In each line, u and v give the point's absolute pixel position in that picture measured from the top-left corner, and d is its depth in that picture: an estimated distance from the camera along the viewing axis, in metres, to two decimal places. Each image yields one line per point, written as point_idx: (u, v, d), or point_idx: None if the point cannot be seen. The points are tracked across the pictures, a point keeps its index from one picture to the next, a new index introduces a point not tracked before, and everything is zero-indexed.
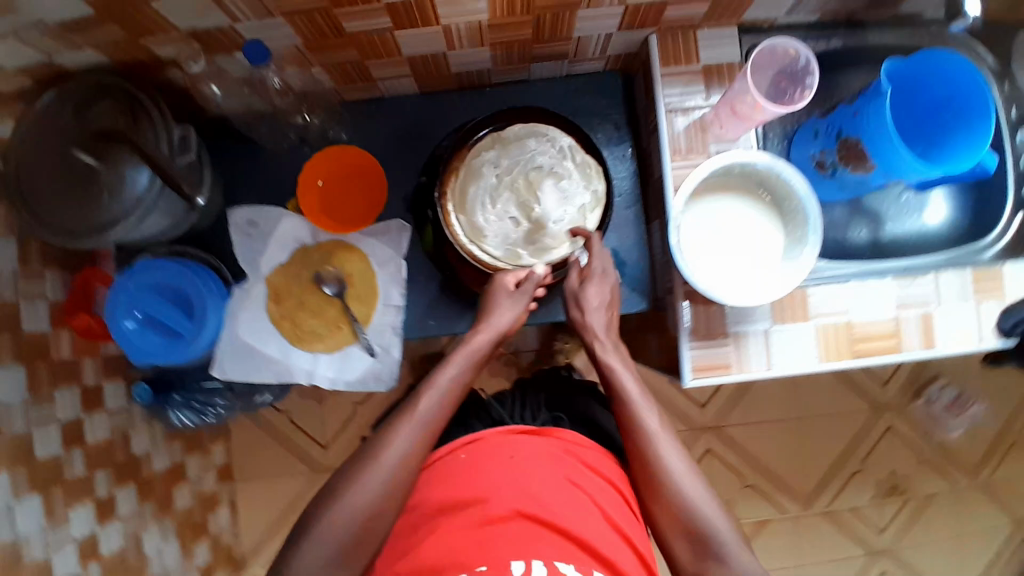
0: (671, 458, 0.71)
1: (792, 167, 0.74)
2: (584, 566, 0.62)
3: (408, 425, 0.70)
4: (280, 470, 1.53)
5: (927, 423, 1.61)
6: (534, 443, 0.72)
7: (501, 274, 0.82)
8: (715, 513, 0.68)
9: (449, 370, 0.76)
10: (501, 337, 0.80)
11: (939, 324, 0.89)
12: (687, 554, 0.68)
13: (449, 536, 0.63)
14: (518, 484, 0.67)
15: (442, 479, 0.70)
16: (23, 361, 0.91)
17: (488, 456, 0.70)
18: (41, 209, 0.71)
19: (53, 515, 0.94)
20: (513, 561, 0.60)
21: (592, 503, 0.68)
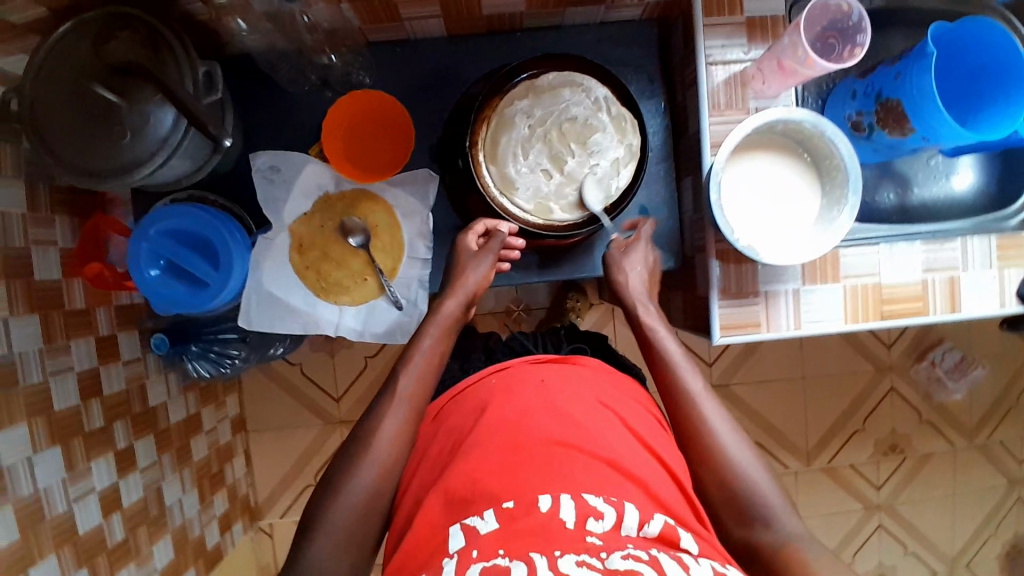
0: (714, 420, 0.73)
1: (838, 126, 0.72)
2: (614, 497, 0.61)
3: (396, 404, 0.72)
4: (292, 421, 1.55)
5: (929, 385, 1.64)
6: (561, 376, 0.75)
7: (462, 235, 0.83)
8: (756, 471, 0.70)
9: (426, 340, 0.77)
10: (471, 300, 0.82)
11: (964, 289, 0.89)
12: (728, 515, 0.69)
13: (478, 468, 0.64)
14: (548, 415, 0.68)
15: (469, 411, 0.73)
16: (38, 311, 0.90)
17: (516, 387, 0.73)
18: (59, 147, 0.68)
19: (73, 467, 0.94)
20: (539, 495, 0.60)
21: (621, 435, 0.69)
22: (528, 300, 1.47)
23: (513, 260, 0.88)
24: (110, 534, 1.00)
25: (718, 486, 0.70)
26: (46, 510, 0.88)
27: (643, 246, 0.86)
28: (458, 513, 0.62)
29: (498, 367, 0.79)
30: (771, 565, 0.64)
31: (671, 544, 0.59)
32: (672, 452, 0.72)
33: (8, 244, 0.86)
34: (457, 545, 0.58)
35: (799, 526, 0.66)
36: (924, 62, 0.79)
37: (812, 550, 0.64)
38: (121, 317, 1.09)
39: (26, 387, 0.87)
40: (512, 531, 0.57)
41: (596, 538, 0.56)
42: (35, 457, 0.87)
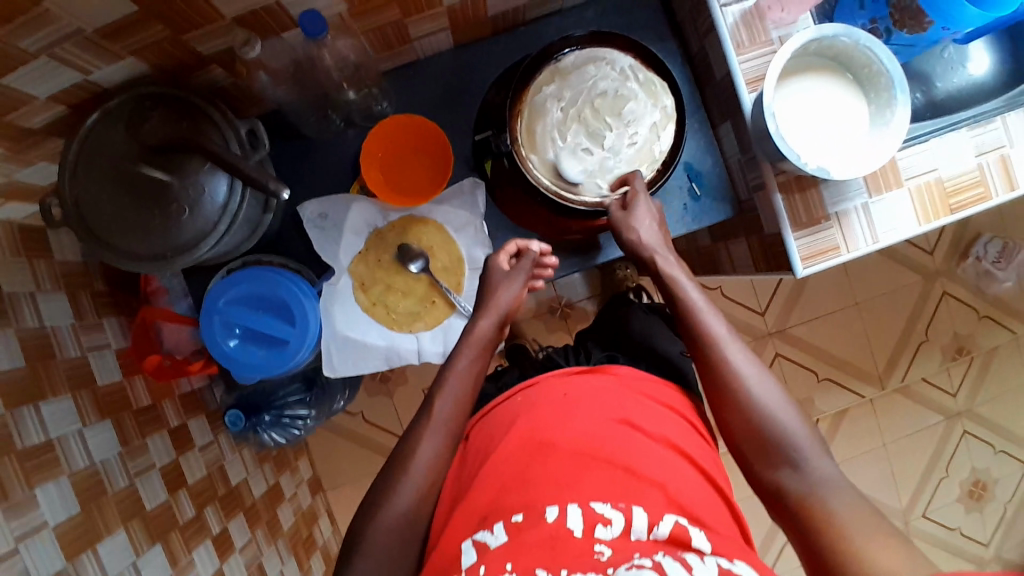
0: (742, 366, 0.72)
1: (874, 32, 0.72)
2: (623, 502, 0.61)
3: (431, 431, 0.71)
4: (367, 470, 1.53)
5: (978, 280, 1.61)
6: (588, 387, 0.74)
7: (493, 255, 0.83)
8: (788, 418, 0.69)
9: (461, 360, 0.77)
10: (504, 317, 0.81)
11: (1017, 164, 0.88)
12: (756, 456, 0.69)
13: (497, 488, 0.64)
14: (568, 428, 0.68)
15: (495, 429, 0.73)
16: (108, 416, 0.86)
17: (541, 403, 0.72)
18: (119, 241, 0.68)
19: (178, 563, 0.89)
20: (548, 506, 0.61)
21: (642, 439, 0.68)
22: (569, 295, 1.46)
23: (548, 278, 0.87)
24: None
25: (750, 435, 0.70)
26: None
27: (647, 203, 0.78)
28: (475, 526, 0.62)
29: (525, 383, 0.78)
30: (794, 512, 0.65)
31: (683, 544, 0.58)
32: (692, 444, 0.71)
33: (64, 355, 0.82)
34: (469, 562, 0.59)
35: (832, 471, 0.66)
36: None
37: (838, 496, 0.64)
38: (186, 405, 1.06)
39: (116, 493, 0.82)
40: (520, 544, 0.58)
41: (603, 548, 0.57)
42: (140, 560, 0.82)
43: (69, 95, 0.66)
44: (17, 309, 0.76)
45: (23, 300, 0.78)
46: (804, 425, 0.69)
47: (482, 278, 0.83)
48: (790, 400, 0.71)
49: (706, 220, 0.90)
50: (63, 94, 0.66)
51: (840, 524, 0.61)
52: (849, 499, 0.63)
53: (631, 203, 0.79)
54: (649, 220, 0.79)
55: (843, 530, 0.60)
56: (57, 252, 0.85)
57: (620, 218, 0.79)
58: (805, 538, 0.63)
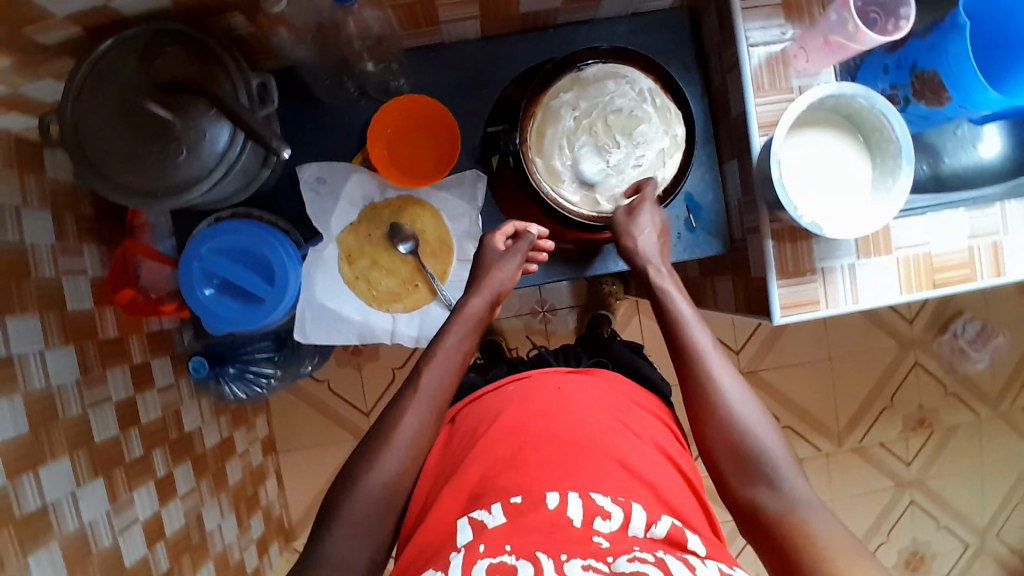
0: (724, 381, 0.70)
1: (889, 98, 0.73)
2: (622, 497, 0.61)
3: (415, 404, 0.70)
4: (324, 439, 1.52)
5: (951, 356, 1.63)
6: (579, 386, 0.75)
7: (490, 234, 0.82)
8: (767, 437, 0.67)
9: (450, 337, 0.75)
10: (497, 298, 0.80)
11: (1008, 253, 0.89)
12: (733, 471, 0.67)
13: (489, 469, 0.65)
14: (562, 420, 0.69)
15: (484, 415, 0.74)
16: (72, 342, 0.85)
17: (533, 397, 0.73)
18: (112, 171, 0.68)
19: (117, 500, 0.88)
20: (548, 492, 0.60)
21: (633, 440, 0.69)
22: (554, 301, 1.47)
23: (541, 262, 0.87)
24: (155, 565, 0.94)
25: (727, 449, 0.68)
26: (92, 544, 0.82)
27: (652, 208, 0.78)
28: (469, 507, 0.62)
29: (517, 375, 0.79)
30: (771, 531, 0.62)
31: (678, 545, 0.59)
32: (674, 447, 0.74)
33: (38, 274, 0.81)
34: (464, 539, 0.59)
35: (808, 493, 0.64)
36: (958, 32, 0.80)
37: (818, 520, 0.61)
38: (153, 343, 1.05)
39: (67, 421, 0.82)
40: (519, 526, 0.58)
41: (603, 539, 0.57)
42: (79, 491, 0.82)
43: (86, 18, 0.66)
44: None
45: (7, 212, 0.78)
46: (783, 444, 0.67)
47: (477, 257, 0.83)
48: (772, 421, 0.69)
49: (697, 252, 0.91)
50: (81, 15, 0.65)
51: (819, 544, 0.58)
52: (828, 519, 0.61)
53: (637, 211, 0.78)
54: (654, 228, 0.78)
55: (825, 548, 0.58)
56: (49, 170, 0.85)
57: (622, 223, 0.78)
58: (784, 555, 0.60)
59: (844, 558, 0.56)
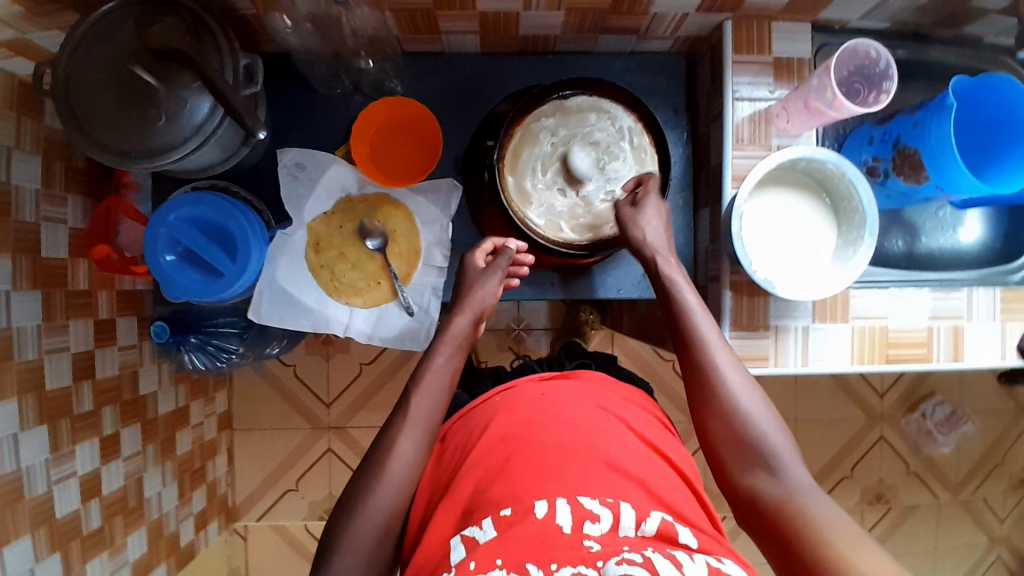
0: (730, 372, 0.71)
1: (859, 169, 0.74)
2: (610, 497, 0.59)
3: (409, 429, 0.69)
4: (281, 424, 1.46)
5: (917, 436, 1.61)
6: (567, 391, 0.72)
7: (469, 256, 0.84)
8: (769, 424, 0.69)
9: (438, 358, 0.75)
10: (481, 316, 0.81)
11: (967, 338, 0.89)
12: (735, 461, 0.68)
13: (479, 480, 0.63)
14: (550, 424, 0.66)
15: (473, 428, 0.71)
16: (41, 287, 0.85)
17: (520, 403, 0.70)
18: (91, 128, 0.69)
19: (58, 450, 0.86)
20: (536, 501, 0.58)
21: (624, 436, 0.68)
22: (530, 320, 1.46)
23: (524, 275, 0.87)
24: (86, 521, 0.91)
25: (734, 439, 0.69)
26: (25, 490, 0.81)
27: (657, 202, 0.79)
28: (460, 524, 0.61)
29: (504, 386, 0.76)
30: (772, 517, 0.63)
31: (669, 540, 0.57)
32: (672, 446, 0.72)
33: (17, 218, 0.81)
34: (457, 558, 0.57)
35: (807, 481, 0.65)
36: (943, 114, 0.78)
37: (819, 505, 0.62)
38: (122, 302, 1.04)
39: (20, 364, 0.81)
40: (508, 538, 0.56)
41: (593, 543, 0.55)
42: (21, 434, 0.80)
43: None
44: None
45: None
46: (782, 430, 0.69)
47: (457, 277, 0.84)
48: (773, 406, 0.71)
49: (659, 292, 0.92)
50: None
51: (821, 528, 0.59)
52: (827, 505, 0.62)
53: (640, 207, 0.79)
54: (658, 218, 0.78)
55: (828, 536, 0.58)
56: (48, 118, 0.85)
57: (626, 215, 0.79)
58: (785, 539, 0.61)
59: (849, 544, 0.57)
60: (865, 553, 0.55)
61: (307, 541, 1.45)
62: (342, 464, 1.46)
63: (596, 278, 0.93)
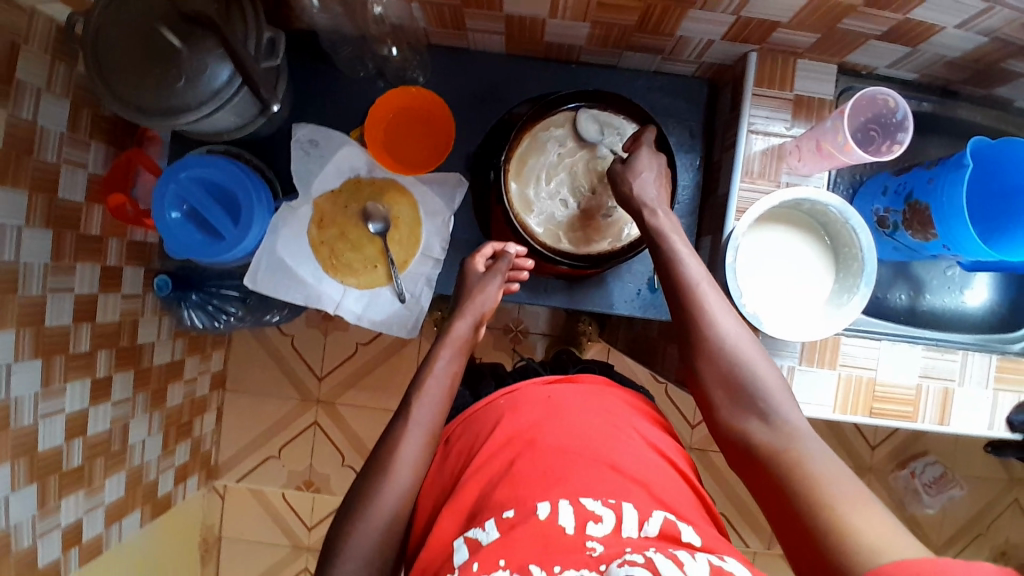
0: (720, 317, 0.70)
1: (862, 216, 0.75)
2: (613, 498, 0.58)
3: (412, 429, 0.69)
4: (271, 392, 1.47)
5: (903, 494, 1.55)
6: (572, 393, 0.71)
7: (469, 260, 0.84)
8: (761, 368, 0.67)
9: (439, 361, 0.76)
10: (481, 319, 0.82)
11: (956, 402, 0.88)
12: (725, 405, 0.67)
13: (486, 484, 0.62)
14: (555, 426, 0.66)
15: (479, 431, 0.69)
16: (53, 227, 0.85)
17: (525, 405, 0.69)
18: (113, 80, 0.71)
19: (48, 385, 0.87)
20: (539, 503, 0.57)
21: (628, 439, 0.66)
22: (528, 323, 1.44)
23: (524, 280, 0.88)
24: (67, 458, 0.92)
25: (726, 387, 0.68)
26: (11, 420, 0.81)
27: (650, 153, 0.79)
28: (465, 528, 0.59)
29: (506, 389, 0.74)
30: (766, 465, 0.61)
31: (672, 540, 0.56)
32: (673, 448, 0.70)
33: (39, 157, 0.82)
34: (460, 560, 0.56)
35: (804, 424, 0.63)
36: (958, 173, 0.77)
37: (813, 447, 0.60)
38: (132, 252, 1.04)
39: (24, 298, 0.81)
40: (512, 539, 0.54)
41: (596, 544, 0.54)
42: (14, 365, 0.81)
43: None
44: (16, 93, 0.77)
45: (27, 90, 0.78)
46: (778, 375, 0.67)
47: (458, 280, 0.84)
48: (767, 354, 0.69)
49: (652, 314, 0.92)
50: None
51: (811, 473, 0.57)
52: (823, 449, 0.60)
53: (633, 156, 0.79)
54: (654, 168, 0.78)
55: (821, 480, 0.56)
56: (82, 65, 0.86)
57: (619, 169, 0.79)
58: (775, 483, 0.60)
59: (843, 496, 0.54)
60: (855, 501, 0.53)
61: (285, 509, 1.47)
62: (326, 439, 1.47)
63: (598, 289, 0.92)
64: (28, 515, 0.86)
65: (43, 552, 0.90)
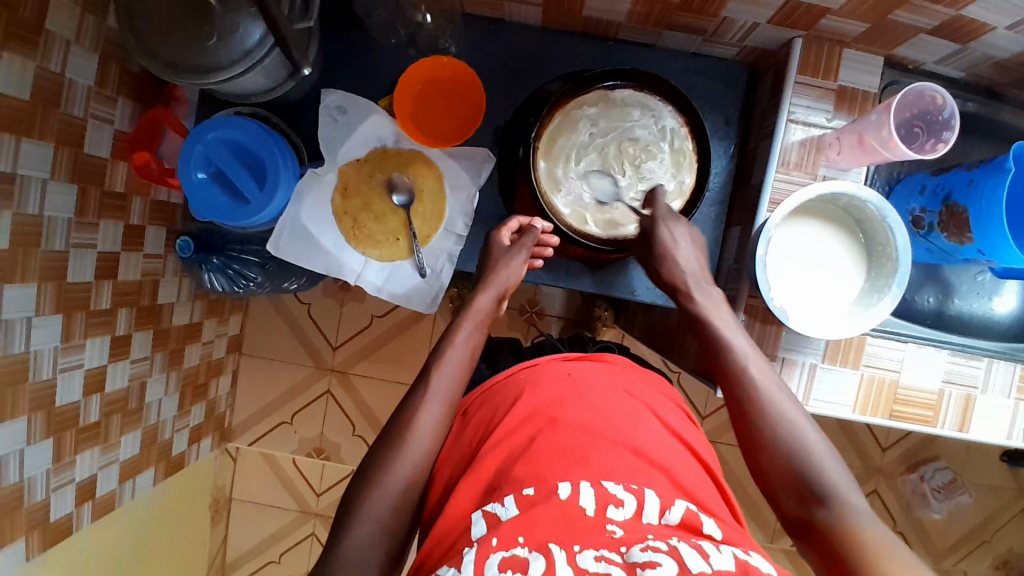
0: (774, 399, 0.70)
1: (900, 215, 0.73)
2: (635, 484, 0.58)
3: (429, 400, 0.69)
4: (286, 358, 1.49)
5: (912, 498, 1.53)
6: (592, 372, 0.71)
7: (495, 232, 0.83)
8: (817, 448, 0.66)
9: (460, 333, 0.75)
10: (503, 293, 0.81)
11: (978, 409, 0.86)
12: (782, 487, 0.66)
13: (505, 458, 0.62)
14: (578, 406, 0.65)
15: (497, 405, 0.68)
16: (79, 183, 0.85)
17: (547, 382, 0.68)
18: (146, 34, 0.71)
19: (68, 341, 0.88)
20: (560, 482, 0.57)
21: (649, 423, 0.66)
22: (544, 304, 1.43)
23: (548, 256, 0.87)
24: (84, 414, 0.94)
25: (781, 470, 0.66)
26: (31, 374, 0.82)
27: (670, 224, 0.79)
28: (483, 500, 0.59)
29: (525, 363, 0.74)
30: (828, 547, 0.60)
31: (694, 530, 0.56)
32: (693, 435, 0.70)
33: (67, 111, 0.81)
34: (478, 533, 0.55)
35: (861, 503, 0.61)
36: (1001, 177, 0.75)
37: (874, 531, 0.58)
38: (155, 211, 1.04)
39: (48, 252, 0.82)
40: (532, 517, 0.54)
41: (616, 528, 0.54)
42: (36, 318, 0.82)
43: None
44: (46, 44, 0.76)
45: (58, 43, 0.78)
46: (836, 458, 0.66)
47: (483, 253, 0.83)
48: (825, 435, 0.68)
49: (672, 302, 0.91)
50: None
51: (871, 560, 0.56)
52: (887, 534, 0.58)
53: (652, 234, 0.79)
54: (676, 246, 0.79)
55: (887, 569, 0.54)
56: (112, 19, 0.85)
57: (646, 256, 0.80)
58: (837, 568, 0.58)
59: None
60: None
61: (294, 474, 1.49)
62: (337, 408, 1.48)
63: (619, 274, 0.91)
64: (44, 468, 0.87)
65: (57, 504, 0.92)
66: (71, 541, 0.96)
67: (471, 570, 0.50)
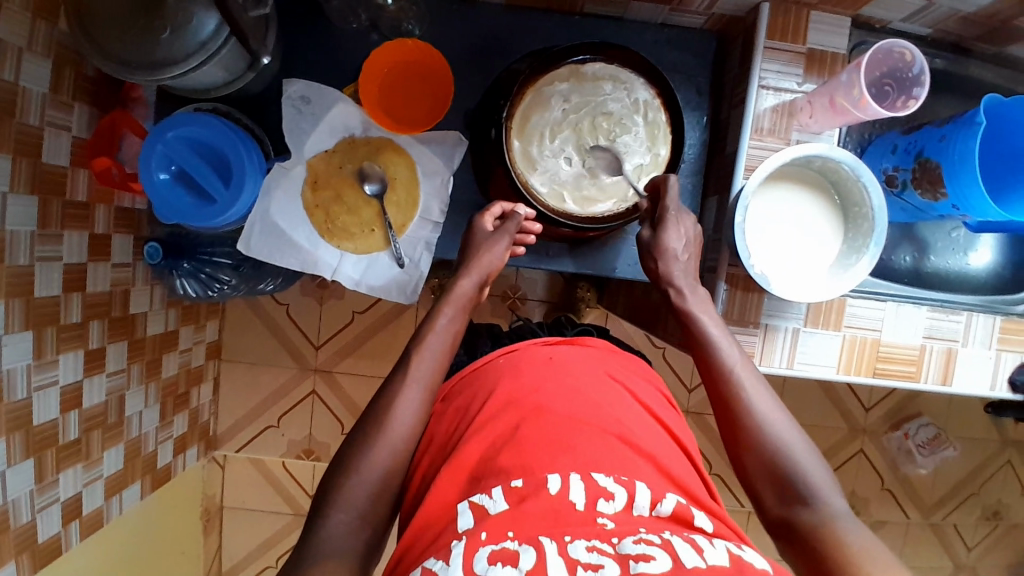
0: (758, 398, 0.69)
1: (875, 176, 0.73)
2: (625, 476, 0.57)
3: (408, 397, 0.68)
4: (268, 360, 1.46)
5: (897, 456, 1.55)
6: (572, 355, 0.70)
7: (478, 216, 0.82)
8: (802, 452, 0.66)
9: (442, 319, 0.74)
10: (487, 278, 0.80)
11: (959, 363, 0.87)
12: (764, 485, 0.66)
13: (488, 447, 0.61)
14: (560, 392, 0.64)
15: (476, 393, 0.68)
16: (38, 194, 0.82)
17: (527, 367, 0.68)
18: (96, 33, 0.68)
19: (41, 358, 0.85)
20: (549, 475, 0.56)
21: (632, 408, 0.66)
22: (526, 290, 1.42)
23: (529, 245, 0.85)
24: (64, 431, 0.91)
25: (765, 472, 0.66)
26: (4, 394, 0.80)
27: (675, 214, 0.79)
28: (469, 490, 0.58)
29: (505, 349, 0.73)
30: (811, 545, 0.60)
31: (685, 524, 0.55)
32: (674, 419, 0.70)
33: (21, 120, 0.78)
34: (465, 526, 0.54)
35: (841, 505, 0.63)
36: (971, 130, 0.75)
37: (856, 534, 0.59)
38: (121, 219, 1.01)
39: (11, 269, 0.78)
40: (522, 512, 0.53)
41: (607, 521, 0.53)
42: (5, 336, 0.79)
43: None
44: None
45: (6, 49, 0.74)
46: (819, 461, 0.66)
47: (466, 237, 0.82)
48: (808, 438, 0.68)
49: None
50: None
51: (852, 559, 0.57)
52: (867, 538, 0.59)
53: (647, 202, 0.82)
54: (674, 245, 0.79)
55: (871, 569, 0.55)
56: (63, 22, 0.81)
57: (648, 241, 0.81)
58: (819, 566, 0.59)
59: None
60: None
61: (285, 477, 1.47)
62: (324, 408, 1.47)
63: (599, 253, 0.91)
64: (27, 489, 0.85)
65: (43, 526, 0.89)
66: (61, 562, 0.94)
67: (460, 563, 0.49)
